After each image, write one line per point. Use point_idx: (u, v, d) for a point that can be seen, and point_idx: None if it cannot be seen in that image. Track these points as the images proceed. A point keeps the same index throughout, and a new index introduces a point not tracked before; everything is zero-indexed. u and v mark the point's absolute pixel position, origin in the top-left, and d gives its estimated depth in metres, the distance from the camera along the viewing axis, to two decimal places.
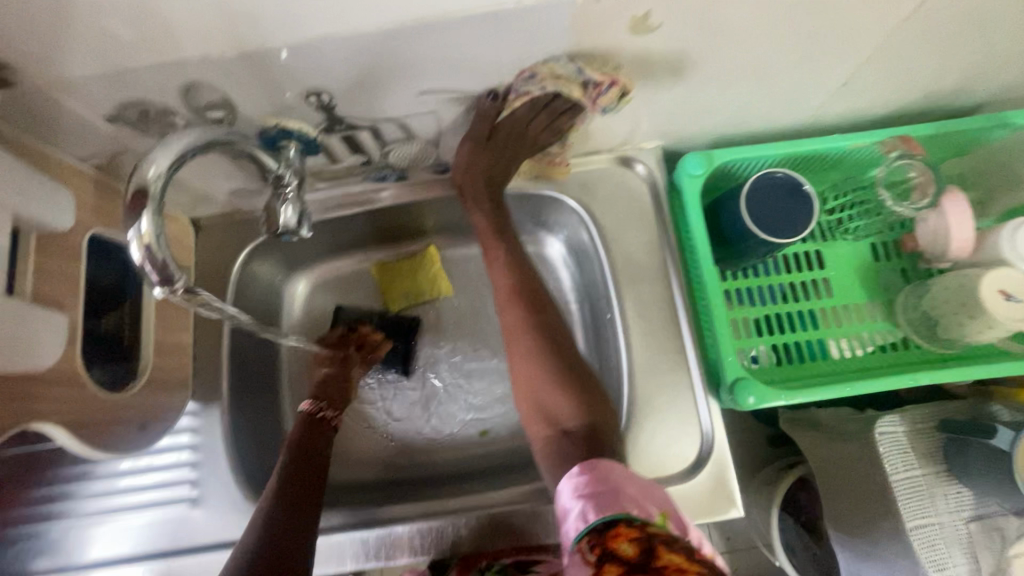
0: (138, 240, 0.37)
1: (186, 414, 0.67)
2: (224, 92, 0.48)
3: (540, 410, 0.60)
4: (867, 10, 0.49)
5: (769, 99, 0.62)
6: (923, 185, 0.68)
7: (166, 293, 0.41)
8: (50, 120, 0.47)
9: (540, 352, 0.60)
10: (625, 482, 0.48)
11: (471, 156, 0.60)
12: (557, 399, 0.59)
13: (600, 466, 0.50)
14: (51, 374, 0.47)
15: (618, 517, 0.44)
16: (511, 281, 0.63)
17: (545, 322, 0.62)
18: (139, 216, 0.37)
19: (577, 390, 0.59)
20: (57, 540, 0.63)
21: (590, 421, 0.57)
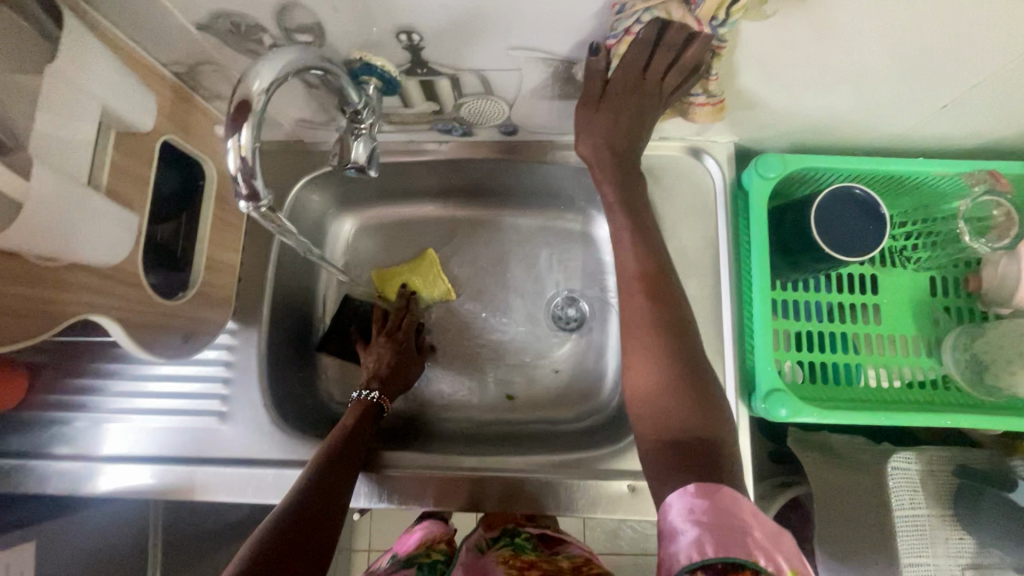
0: (237, 150, 0.39)
1: (225, 332, 0.68)
2: (317, 17, 0.47)
3: (649, 411, 0.50)
4: (996, 33, 0.46)
5: (861, 110, 0.59)
6: (1004, 225, 0.65)
7: (251, 207, 0.43)
8: (144, 18, 0.47)
9: (661, 346, 0.52)
10: (760, 526, 0.39)
11: (595, 125, 0.56)
12: (673, 405, 0.49)
13: (724, 493, 0.41)
14: (114, 271, 0.48)
15: (744, 563, 0.36)
16: (642, 266, 0.55)
17: (673, 318, 0.53)
18: (240, 129, 0.38)
19: (697, 400, 0.49)
20: (80, 431, 0.66)
21: (704, 435, 0.47)
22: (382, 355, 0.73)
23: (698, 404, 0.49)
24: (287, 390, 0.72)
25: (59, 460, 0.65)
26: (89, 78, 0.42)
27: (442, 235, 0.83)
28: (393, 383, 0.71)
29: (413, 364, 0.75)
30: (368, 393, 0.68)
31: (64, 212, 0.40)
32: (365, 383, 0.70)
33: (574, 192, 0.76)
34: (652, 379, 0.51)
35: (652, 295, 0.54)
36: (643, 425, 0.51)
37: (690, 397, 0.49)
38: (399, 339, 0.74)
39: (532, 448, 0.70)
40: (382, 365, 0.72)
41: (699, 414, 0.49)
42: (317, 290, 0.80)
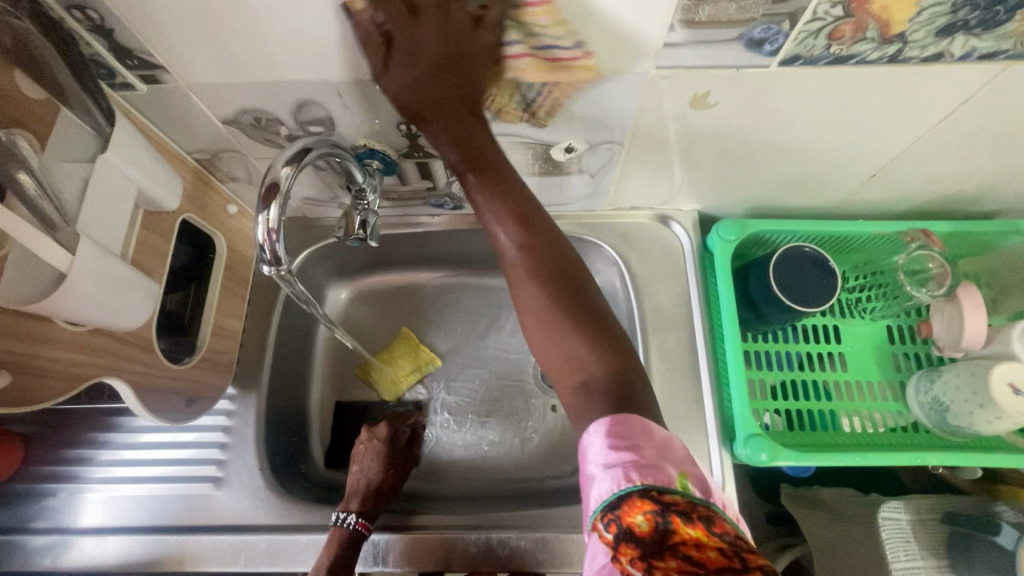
0: (266, 223, 0.45)
1: (225, 397, 0.71)
2: (329, 111, 0.55)
3: (555, 355, 0.48)
4: (899, 113, 0.55)
5: (804, 178, 0.68)
6: (941, 276, 0.72)
7: (272, 271, 0.48)
8: (178, 113, 0.55)
9: (550, 285, 0.48)
10: (652, 447, 0.41)
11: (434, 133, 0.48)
12: (575, 346, 0.47)
13: (622, 420, 0.43)
14: (129, 335, 0.52)
15: (634, 490, 0.39)
16: (519, 222, 0.48)
17: (561, 257, 0.49)
18: (269, 205, 0.44)
19: (600, 336, 0.47)
20: (64, 504, 0.65)
21: (615, 371, 0.46)
22: (364, 471, 0.69)
23: (598, 340, 0.47)
24: (281, 454, 0.73)
25: (39, 535, 0.64)
26: (128, 165, 0.48)
27: (434, 300, 0.88)
28: (382, 494, 0.67)
29: (405, 466, 0.73)
30: (347, 517, 0.62)
31: (98, 279, 0.44)
32: (345, 504, 0.64)
33: None
34: (549, 320, 0.47)
35: (534, 232, 0.48)
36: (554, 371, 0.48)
37: (587, 335, 0.47)
38: (382, 452, 0.71)
39: (524, 506, 0.71)
40: (366, 477, 0.68)
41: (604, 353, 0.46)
42: (313, 355, 0.83)
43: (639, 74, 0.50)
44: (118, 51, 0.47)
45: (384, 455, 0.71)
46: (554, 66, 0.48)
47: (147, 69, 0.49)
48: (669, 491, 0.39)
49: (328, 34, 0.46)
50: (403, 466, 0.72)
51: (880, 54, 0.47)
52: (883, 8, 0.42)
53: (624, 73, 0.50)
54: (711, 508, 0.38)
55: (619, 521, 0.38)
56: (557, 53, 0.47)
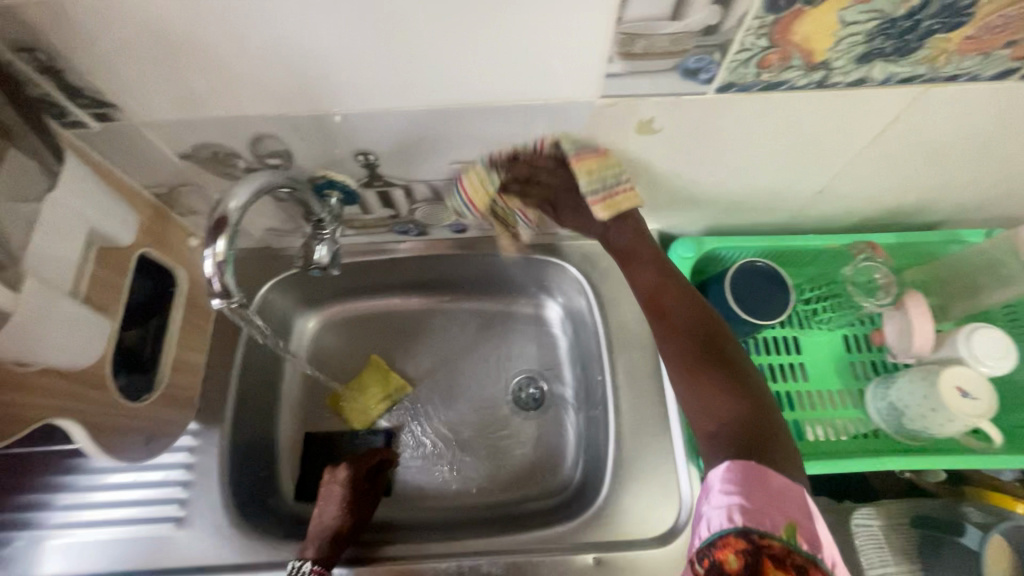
0: (213, 257, 0.45)
1: (187, 433, 0.69)
2: (286, 144, 0.55)
3: (689, 410, 0.56)
4: (834, 134, 0.58)
5: (753, 197, 0.71)
6: (886, 286, 0.76)
7: (223, 305, 0.48)
8: (132, 149, 0.55)
9: (686, 346, 0.58)
10: (763, 495, 0.44)
11: (563, 221, 0.69)
12: (704, 395, 0.55)
13: (742, 468, 0.46)
14: (83, 373, 0.51)
15: (732, 530, 0.44)
16: (656, 282, 0.64)
17: (697, 317, 0.60)
18: (217, 239, 0.44)
19: (738, 390, 0.53)
20: (16, 553, 0.63)
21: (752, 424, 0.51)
22: (326, 517, 0.65)
23: (733, 389, 0.54)
24: (248, 489, 0.71)
25: None
26: (79, 202, 0.48)
27: (403, 326, 0.88)
28: (346, 542, 0.64)
29: (372, 503, 0.70)
30: (304, 564, 0.59)
31: (45, 318, 0.44)
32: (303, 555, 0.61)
33: (522, 279, 0.85)
34: (684, 377, 0.57)
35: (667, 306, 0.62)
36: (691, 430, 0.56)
37: (717, 385, 0.54)
38: (344, 496, 0.67)
39: (498, 532, 0.71)
40: (328, 526, 0.64)
41: (725, 396, 0.53)
42: (281, 386, 0.82)
43: (586, 103, 0.52)
44: (69, 90, 0.47)
45: (346, 499, 0.67)
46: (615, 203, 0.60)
47: (98, 107, 0.49)
48: (771, 537, 0.43)
49: (279, 72, 0.47)
50: (367, 508, 0.68)
51: (807, 80, 0.50)
52: (805, 39, 0.45)
53: (572, 104, 0.52)
54: (806, 556, 0.43)
55: (714, 555, 0.43)
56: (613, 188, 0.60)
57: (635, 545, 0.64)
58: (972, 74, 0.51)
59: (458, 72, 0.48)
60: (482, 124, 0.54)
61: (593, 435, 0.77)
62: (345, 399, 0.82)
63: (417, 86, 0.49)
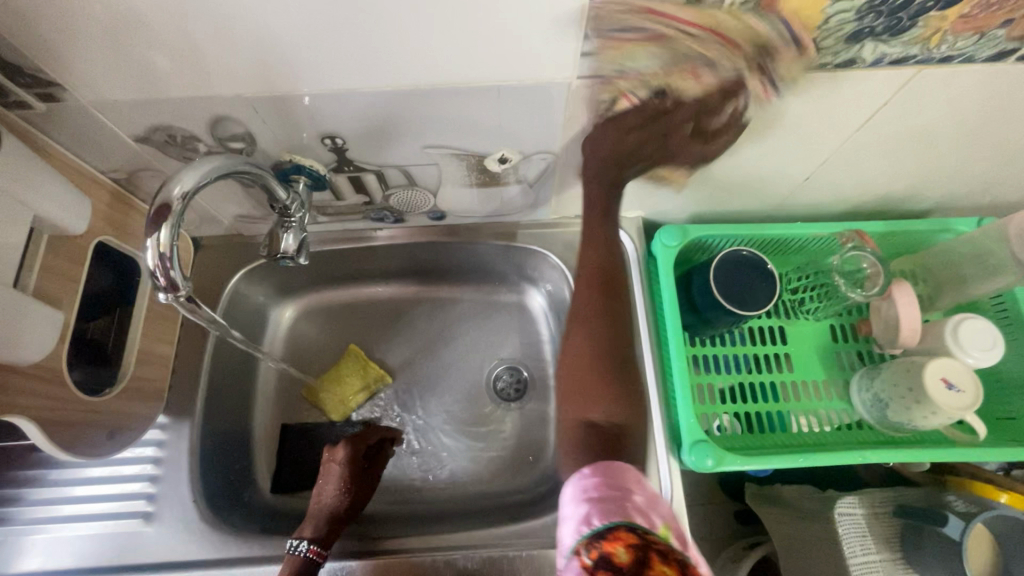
0: (155, 247, 0.43)
1: (156, 426, 0.67)
2: (247, 127, 0.53)
3: (582, 393, 0.57)
4: (820, 120, 0.56)
5: (739, 183, 0.69)
6: (874, 277, 0.71)
7: (169, 297, 0.46)
8: (83, 132, 0.52)
9: (606, 341, 0.59)
10: (631, 493, 0.46)
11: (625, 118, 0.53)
12: (603, 392, 0.57)
13: (608, 472, 0.48)
14: (34, 368, 0.48)
15: (620, 523, 0.42)
16: (599, 263, 0.61)
17: (617, 312, 0.60)
18: (159, 226, 0.42)
19: (623, 395, 0.57)
20: None
21: (621, 426, 0.56)
22: (325, 497, 0.66)
23: (621, 393, 0.57)
24: (220, 483, 0.70)
25: None
26: (20, 188, 0.45)
27: (382, 315, 0.86)
28: (343, 523, 0.65)
29: (370, 482, 0.70)
30: (298, 544, 0.58)
31: None
32: (297, 535, 0.61)
33: (504, 267, 0.83)
34: (593, 367, 0.58)
35: (606, 295, 0.60)
36: (570, 408, 0.57)
37: (619, 389, 0.57)
38: (343, 474, 0.67)
39: (477, 524, 0.70)
40: (328, 505, 0.65)
41: (621, 403, 0.57)
42: (257, 377, 0.80)
43: (562, 84, 0.49)
44: (7, 69, 0.44)
45: (345, 478, 0.67)
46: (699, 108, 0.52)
47: (42, 87, 0.46)
48: (652, 534, 0.42)
49: (233, 49, 0.44)
50: (368, 486, 0.69)
51: (794, 60, 0.47)
52: (791, 16, 0.43)
53: (547, 84, 0.49)
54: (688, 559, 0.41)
55: (601, 548, 0.40)
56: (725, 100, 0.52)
57: None
58: (966, 55, 0.48)
59: (428, 50, 0.45)
60: (454, 107, 0.52)
61: None
62: (319, 390, 0.80)
63: (383, 65, 0.46)
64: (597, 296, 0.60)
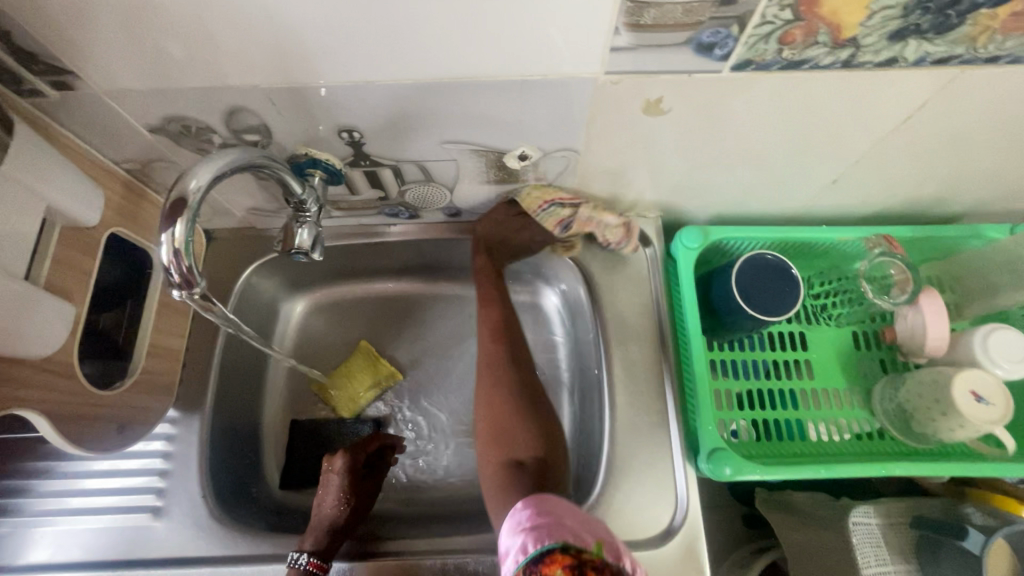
0: (170, 242, 0.41)
1: (165, 420, 0.67)
2: (262, 118, 0.51)
3: (501, 438, 0.61)
4: (853, 120, 0.54)
5: (765, 185, 0.67)
6: (903, 283, 0.71)
7: (182, 294, 0.45)
8: (96, 121, 0.51)
9: (511, 384, 0.65)
10: (560, 514, 0.45)
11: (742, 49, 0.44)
12: (518, 429, 0.61)
13: (535, 501, 0.48)
14: (44, 362, 0.48)
15: (554, 546, 0.42)
16: (500, 319, 0.70)
17: (519, 357, 0.67)
18: (174, 221, 0.41)
19: (538, 427, 0.61)
20: None
21: (543, 457, 0.59)
22: (325, 508, 0.64)
23: (535, 427, 0.61)
24: (228, 479, 0.69)
25: None
26: (32, 177, 0.44)
27: (393, 311, 0.85)
28: (347, 534, 0.64)
29: (371, 490, 0.68)
30: (299, 558, 0.57)
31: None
32: (298, 548, 0.59)
33: (518, 266, 0.81)
34: (503, 411, 0.63)
35: (504, 344, 0.68)
36: (494, 454, 0.60)
37: (533, 423, 0.62)
38: (342, 485, 0.66)
39: (486, 527, 0.69)
40: (329, 518, 0.63)
41: (539, 438, 0.61)
42: (267, 372, 0.79)
43: (588, 79, 0.48)
44: (20, 55, 0.43)
45: (344, 488, 0.66)
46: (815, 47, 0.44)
47: (56, 74, 0.45)
48: (586, 551, 0.41)
49: (250, 36, 0.42)
50: (368, 497, 0.67)
51: (832, 58, 0.45)
52: (833, 11, 0.40)
53: (572, 79, 0.48)
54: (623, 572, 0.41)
55: None
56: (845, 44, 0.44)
57: (630, 547, 0.61)
58: (1013, 56, 0.46)
59: (452, 40, 0.43)
60: (477, 100, 0.50)
61: (587, 429, 0.74)
62: (330, 386, 0.79)
63: (404, 55, 0.45)
64: (495, 348, 0.68)
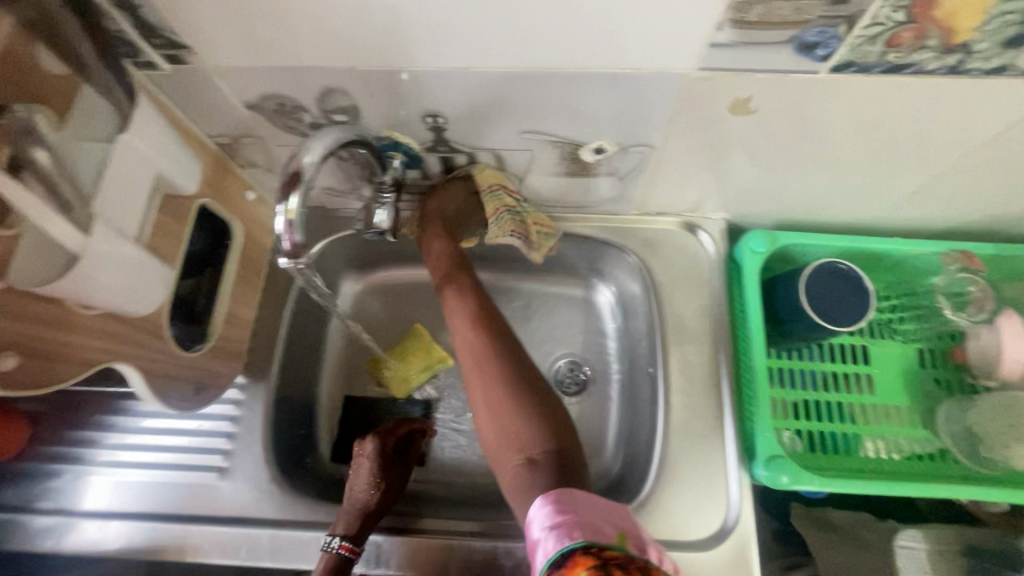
0: (285, 214, 0.43)
1: (234, 386, 0.70)
2: (353, 99, 0.53)
3: (507, 436, 0.57)
4: (946, 130, 0.53)
5: (839, 193, 0.65)
6: (981, 300, 0.71)
7: (290, 263, 0.46)
8: (199, 95, 0.53)
9: (505, 379, 0.59)
10: (577, 509, 0.46)
11: (843, 51, 0.43)
12: (523, 425, 0.57)
13: (551, 499, 0.47)
14: (141, 320, 0.50)
15: (576, 547, 0.42)
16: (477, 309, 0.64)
17: (508, 343, 0.62)
18: (290, 195, 0.43)
19: (545, 417, 0.57)
20: (65, 485, 0.65)
21: (559, 447, 0.55)
22: (355, 491, 0.63)
23: (539, 418, 0.57)
24: (287, 446, 0.72)
25: (40, 513, 0.63)
26: (148, 145, 0.47)
27: None
28: (379, 516, 0.63)
29: (400, 474, 0.67)
30: (332, 540, 0.59)
31: (114, 264, 0.43)
32: (331, 529, 0.61)
33: (575, 259, 0.82)
34: (501, 405, 0.58)
35: (489, 332, 0.62)
36: (504, 453, 0.57)
37: (538, 415, 0.57)
38: (375, 470, 0.64)
39: None
40: (360, 503, 0.62)
41: (547, 429, 0.56)
42: (325, 348, 0.82)
43: (680, 75, 0.47)
44: (143, 28, 0.45)
45: (377, 472, 0.64)
46: (927, 53, 0.43)
47: (172, 49, 0.48)
48: (608, 547, 0.42)
49: (357, 20, 0.44)
50: (397, 481, 0.66)
51: (939, 64, 0.44)
52: (949, 15, 0.40)
53: (664, 74, 0.47)
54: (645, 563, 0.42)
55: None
56: (953, 51, 0.43)
57: (680, 547, 0.61)
58: None
59: (551, 32, 0.44)
60: (565, 92, 0.50)
61: (635, 427, 0.74)
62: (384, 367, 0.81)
63: (500, 45, 0.45)
64: (478, 339, 0.62)
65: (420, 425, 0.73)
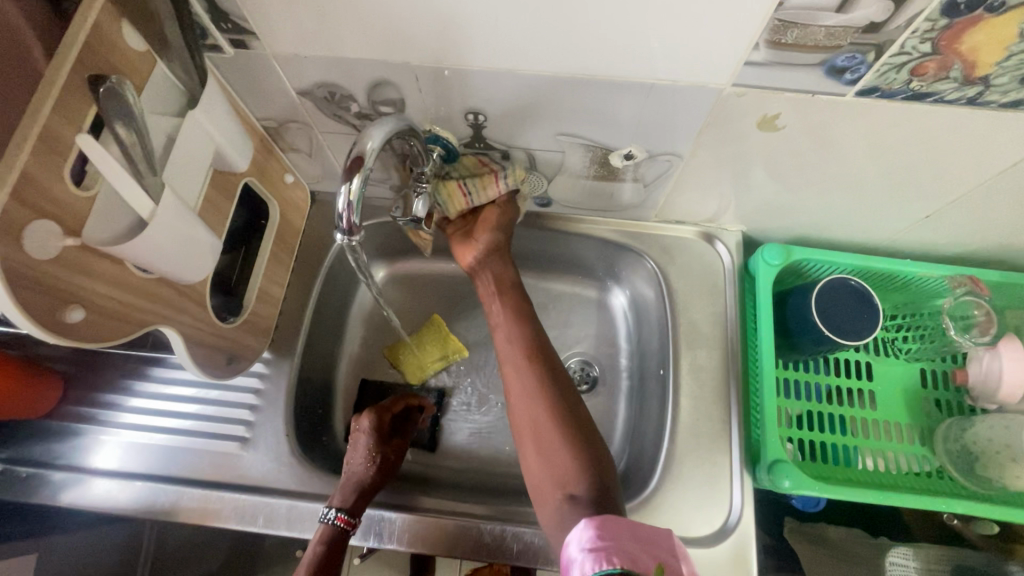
0: (346, 195, 0.46)
1: (260, 361, 0.72)
2: (402, 93, 0.56)
3: (547, 471, 0.57)
4: (962, 157, 0.55)
5: (855, 212, 0.68)
6: (985, 324, 0.71)
7: (344, 241, 0.50)
8: (255, 79, 0.56)
9: (549, 411, 0.59)
10: (620, 536, 0.46)
11: (871, 77, 0.46)
12: (565, 461, 0.56)
13: (596, 522, 0.47)
14: (188, 288, 0.53)
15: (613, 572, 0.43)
16: (525, 337, 0.65)
17: (553, 373, 0.62)
18: (353, 176, 0.45)
19: (584, 450, 0.56)
20: (89, 444, 0.67)
21: (598, 484, 0.55)
22: (352, 465, 0.65)
23: (580, 453, 0.56)
24: (306, 424, 0.74)
25: (64, 469, 0.66)
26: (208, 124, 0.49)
27: (466, 290, 0.89)
28: (377, 490, 0.65)
29: (397, 451, 0.69)
30: (329, 510, 0.61)
31: (174, 232, 0.46)
32: (330, 500, 0.62)
33: (592, 261, 0.84)
34: (544, 437, 0.58)
35: (536, 364, 0.62)
36: (543, 487, 0.56)
37: (578, 451, 0.56)
38: (371, 445, 0.67)
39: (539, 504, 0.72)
40: (357, 475, 0.64)
41: (587, 464, 0.56)
42: (346, 332, 0.84)
43: (714, 89, 0.50)
44: (215, 14, 0.48)
45: (372, 448, 0.67)
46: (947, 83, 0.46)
47: (237, 34, 0.51)
48: None
49: (416, 18, 0.46)
50: (393, 457, 0.68)
51: (959, 94, 0.47)
52: (972, 49, 0.42)
53: (700, 87, 0.50)
54: None
55: None
56: (974, 83, 0.45)
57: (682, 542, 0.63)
58: None
59: (597, 42, 0.47)
60: (603, 98, 0.53)
61: (642, 426, 0.76)
62: (402, 349, 0.84)
63: (548, 50, 0.48)
64: (526, 370, 0.62)
65: (410, 400, 0.75)
